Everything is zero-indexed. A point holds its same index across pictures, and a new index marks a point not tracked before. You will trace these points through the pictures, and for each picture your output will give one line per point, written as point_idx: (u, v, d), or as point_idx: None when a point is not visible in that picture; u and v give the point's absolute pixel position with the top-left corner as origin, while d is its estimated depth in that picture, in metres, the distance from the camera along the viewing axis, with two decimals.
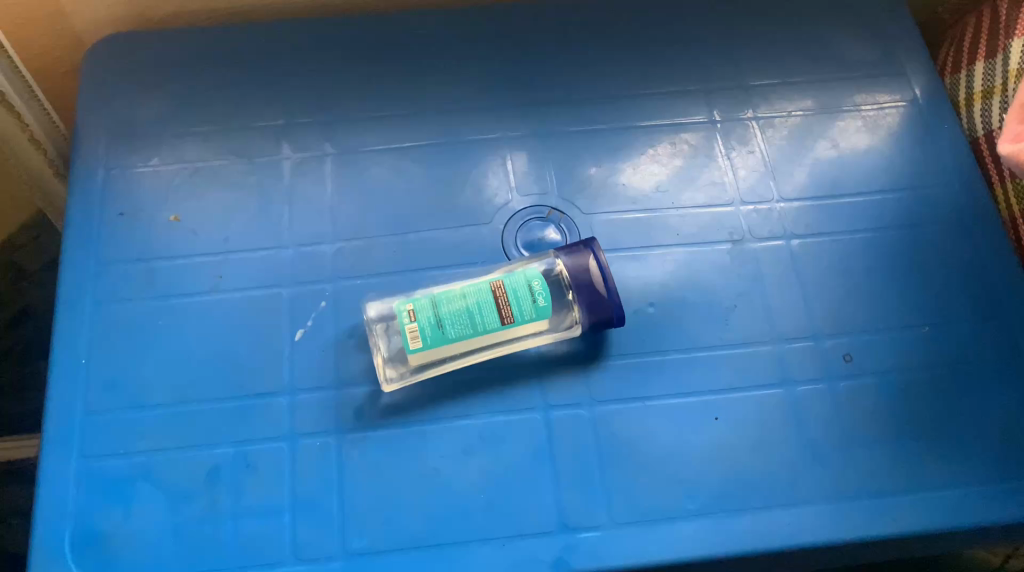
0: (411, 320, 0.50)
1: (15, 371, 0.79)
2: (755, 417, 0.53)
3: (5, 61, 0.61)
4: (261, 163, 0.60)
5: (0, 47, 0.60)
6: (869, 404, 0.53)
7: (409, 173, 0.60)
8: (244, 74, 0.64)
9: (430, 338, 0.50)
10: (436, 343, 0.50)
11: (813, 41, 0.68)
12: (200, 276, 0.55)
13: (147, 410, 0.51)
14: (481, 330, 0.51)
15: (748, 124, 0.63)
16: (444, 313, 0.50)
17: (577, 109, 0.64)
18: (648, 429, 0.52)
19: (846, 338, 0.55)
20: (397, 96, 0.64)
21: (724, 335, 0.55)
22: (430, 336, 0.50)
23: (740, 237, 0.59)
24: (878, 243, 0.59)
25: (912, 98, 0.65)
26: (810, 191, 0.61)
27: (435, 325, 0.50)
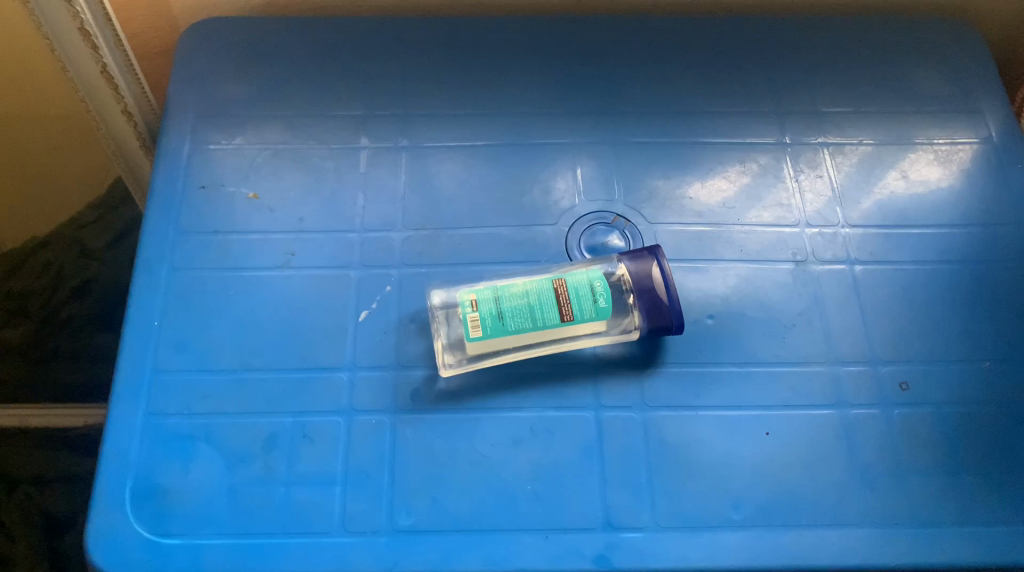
0: (473, 308, 0.52)
1: (86, 336, 0.87)
2: (809, 436, 0.52)
3: (112, 34, 0.65)
4: (338, 150, 0.63)
5: (110, 20, 0.64)
6: (927, 435, 0.52)
7: (478, 170, 0.62)
8: (331, 63, 0.67)
9: (490, 328, 0.51)
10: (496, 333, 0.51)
11: (887, 74, 0.68)
12: (273, 252, 0.58)
13: (212, 373, 0.54)
14: (539, 325, 0.52)
15: (818, 150, 0.64)
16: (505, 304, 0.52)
17: (646, 121, 0.65)
18: (699, 437, 0.52)
19: (905, 366, 0.54)
20: (473, 96, 0.66)
21: (781, 352, 0.55)
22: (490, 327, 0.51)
23: (803, 258, 0.58)
24: (944, 277, 0.58)
25: (986, 134, 0.65)
26: (877, 219, 0.60)
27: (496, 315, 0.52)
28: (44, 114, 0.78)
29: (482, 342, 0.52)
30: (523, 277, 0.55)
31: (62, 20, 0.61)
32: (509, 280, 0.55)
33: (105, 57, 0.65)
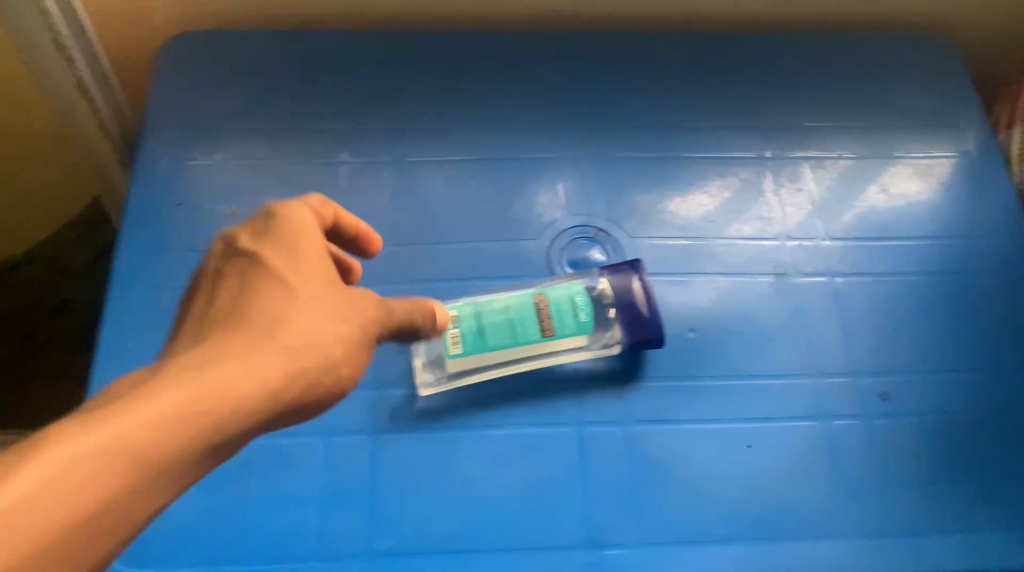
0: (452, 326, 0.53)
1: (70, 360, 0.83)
2: (792, 448, 0.52)
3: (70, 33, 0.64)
4: (318, 165, 0.62)
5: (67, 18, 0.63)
6: (910, 447, 0.52)
7: (460, 185, 0.62)
8: (312, 78, 0.67)
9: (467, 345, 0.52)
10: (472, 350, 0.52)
11: (866, 88, 0.69)
12: None
13: None
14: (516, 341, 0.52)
15: (799, 164, 0.64)
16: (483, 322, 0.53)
17: (627, 135, 0.65)
18: (682, 451, 0.51)
19: (887, 378, 0.54)
20: (454, 112, 0.66)
21: (764, 364, 0.54)
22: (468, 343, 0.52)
23: (784, 271, 0.58)
24: (925, 288, 0.58)
25: (964, 148, 0.66)
26: (857, 232, 0.61)
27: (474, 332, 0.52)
28: None
29: (458, 357, 0.52)
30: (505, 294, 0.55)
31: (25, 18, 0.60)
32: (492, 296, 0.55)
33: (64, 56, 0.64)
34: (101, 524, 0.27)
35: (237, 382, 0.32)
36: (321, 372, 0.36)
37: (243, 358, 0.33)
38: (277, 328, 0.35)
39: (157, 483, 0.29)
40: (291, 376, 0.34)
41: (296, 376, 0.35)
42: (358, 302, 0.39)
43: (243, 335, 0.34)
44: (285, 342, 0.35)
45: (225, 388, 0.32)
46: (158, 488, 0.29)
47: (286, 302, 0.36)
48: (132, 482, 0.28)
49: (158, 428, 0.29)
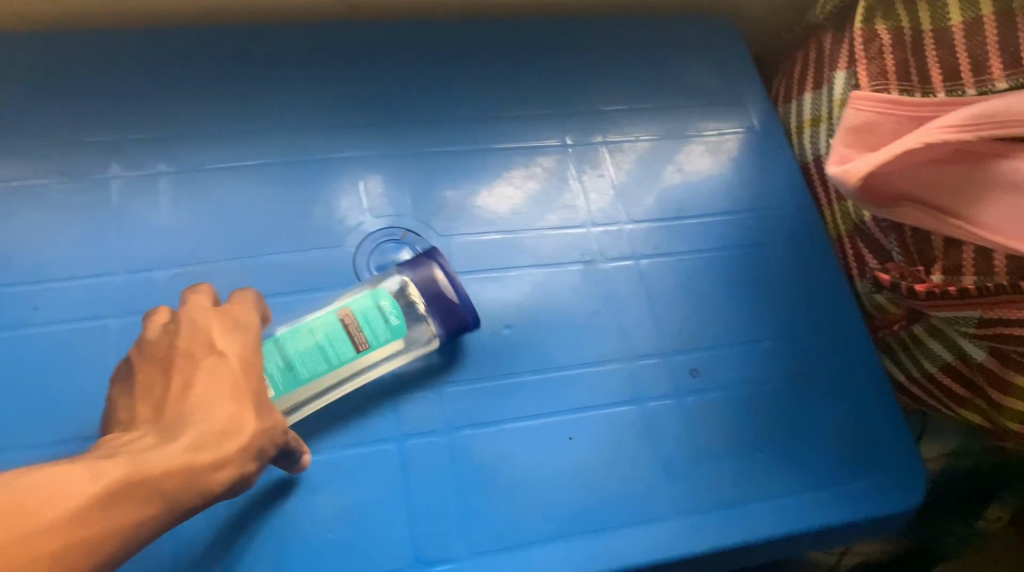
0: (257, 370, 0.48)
1: None
2: (612, 435, 0.52)
3: None
4: (86, 183, 0.56)
5: None
6: (720, 419, 0.54)
7: (252, 193, 0.57)
8: (68, 81, 0.59)
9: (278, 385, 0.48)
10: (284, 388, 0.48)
11: (658, 70, 0.70)
12: (16, 308, 0.51)
13: None
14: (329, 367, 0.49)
15: (599, 149, 0.65)
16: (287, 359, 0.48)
17: (428, 129, 0.63)
18: (505, 452, 0.50)
19: (695, 354, 0.56)
20: (238, 112, 0.61)
21: (579, 353, 0.55)
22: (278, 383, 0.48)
23: (591, 258, 0.59)
24: (723, 263, 0.60)
25: (749, 123, 0.69)
26: (658, 213, 0.62)
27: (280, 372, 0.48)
28: None
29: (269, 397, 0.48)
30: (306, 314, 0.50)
31: None
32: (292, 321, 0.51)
33: None
34: (75, 556, 0.31)
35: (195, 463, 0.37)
36: (244, 470, 0.39)
37: (182, 444, 0.37)
38: (208, 416, 0.39)
39: (109, 538, 0.33)
40: (219, 466, 0.38)
41: (223, 464, 0.38)
42: (270, 406, 0.43)
43: (189, 428, 0.38)
44: (225, 436, 0.39)
45: (164, 467, 0.36)
46: (106, 544, 0.33)
47: (219, 389, 0.41)
48: (112, 521, 0.33)
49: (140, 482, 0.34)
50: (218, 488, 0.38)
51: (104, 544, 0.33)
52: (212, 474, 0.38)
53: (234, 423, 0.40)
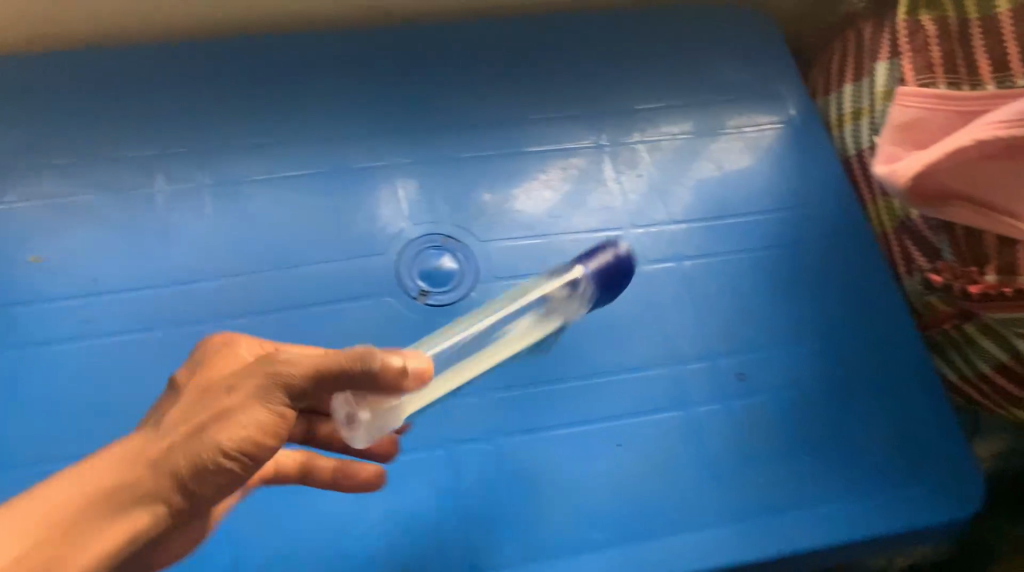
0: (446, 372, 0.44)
1: None
2: (660, 441, 0.52)
3: None
4: (130, 197, 0.57)
5: None
6: (767, 423, 0.53)
7: (292, 203, 0.58)
8: (112, 98, 0.60)
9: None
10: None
11: (694, 65, 0.69)
12: (67, 322, 0.52)
13: (11, 471, 0.48)
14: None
15: (635, 148, 0.64)
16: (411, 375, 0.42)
17: (464, 133, 0.63)
18: (552, 459, 0.51)
19: (739, 357, 0.56)
20: (277, 122, 0.61)
21: (624, 358, 0.54)
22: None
23: (633, 260, 0.58)
24: (765, 263, 0.60)
25: (788, 116, 0.68)
26: (697, 212, 0.61)
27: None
28: None
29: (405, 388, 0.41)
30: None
31: None
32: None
33: None
34: (45, 553, 0.32)
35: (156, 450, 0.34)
36: (216, 457, 0.33)
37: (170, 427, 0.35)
38: (177, 418, 0.36)
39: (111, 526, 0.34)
40: (180, 450, 0.34)
41: (191, 453, 0.34)
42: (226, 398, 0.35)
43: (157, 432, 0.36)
44: (185, 432, 0.34)
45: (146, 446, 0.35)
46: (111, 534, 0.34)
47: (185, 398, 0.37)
48: (99, 521, 0.34)
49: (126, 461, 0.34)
50: (222, 457, 0.34)
51: (110, 547, 0.34)
52: (200, 447, 0.34)
53: (210, 401, 0.35)
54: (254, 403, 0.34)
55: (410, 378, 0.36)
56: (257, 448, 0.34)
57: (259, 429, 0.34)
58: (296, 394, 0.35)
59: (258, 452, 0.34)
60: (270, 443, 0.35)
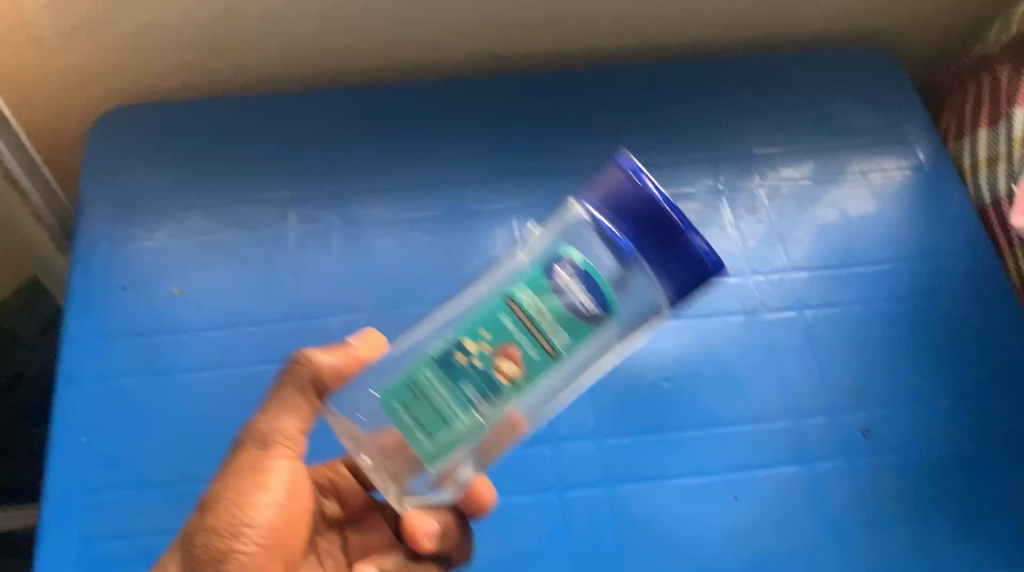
0: (502, 400, 0.36)
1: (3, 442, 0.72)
2: (779, 496, 0.50)
3: None
4: (265, 235, 0.60)
5: None
6: (895, 483, 0.51)
7: (415, 244, 0.60)
8: (251, 142, 0.64)
9: (481, 364, 0.36)
10: (487, 350, 0.36)
11: (817, 109, 0.68)
12: (205, 351, 0.55)
13: (150, 490, 0.51)
14: (517, 362, 0.36)
15: (755, 193, 0.63)
16: (459, 397, 0.36)
17: (582, 177, 0.63)
18: (667, 508, 0.50)
19: (865, 413, 0.54)
20: (403, 167, 0.64)
21: (742, 409, 0.53)
22: (467, 380, 0.36)
23: (752, 308, 0.57)
24: (892, 314, 0.58)
25: (917, 162, 0.65)
26: (819, 259, 0.60)
27: (482, 391, 0.36)
28: None
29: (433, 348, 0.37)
30: (493, 446, 0.39)
31: None
32: (473, 451, 0.38)
33: None
34: None
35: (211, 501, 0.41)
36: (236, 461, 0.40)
37: None
38: None
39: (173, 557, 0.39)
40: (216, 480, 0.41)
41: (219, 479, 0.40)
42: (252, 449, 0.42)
43: None
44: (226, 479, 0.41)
45: None
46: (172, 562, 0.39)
47: None
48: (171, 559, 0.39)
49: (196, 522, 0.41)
50: (216, 522, 0.38)
51: None
52: (192, 527, 0.39)
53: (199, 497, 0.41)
54: (229, 469, 0.40)
55: (354, 347, 0.42)
56: (259, 440, 0.40)
57: (238, 489, 0.39)
58: (264, 438, 0.40)
59: (250, 500, 0.39)
60: (257, 489, 0.39)
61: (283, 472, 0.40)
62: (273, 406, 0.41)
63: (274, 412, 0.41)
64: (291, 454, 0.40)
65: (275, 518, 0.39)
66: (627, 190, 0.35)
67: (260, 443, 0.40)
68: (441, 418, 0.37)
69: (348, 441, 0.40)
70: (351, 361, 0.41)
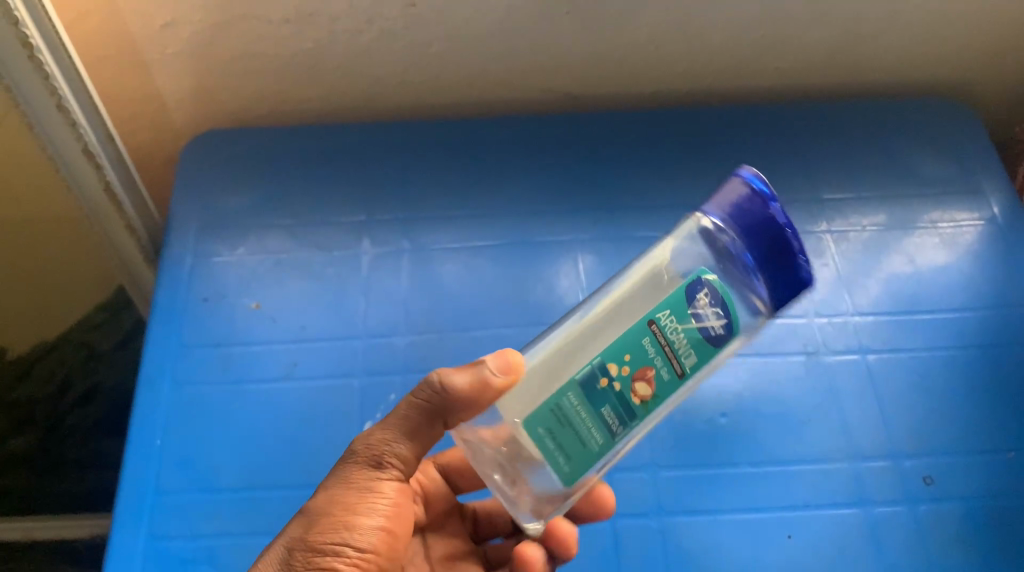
0: (633, 420, 0.37)
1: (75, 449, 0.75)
2: (835, 538, 0.50)
3: (98, 122, 0.63)
4: (340, 256, 0.63)
5: (95, 106, 0.62)
6: (958, 533, 0.50)
7: (481, 272, 0.62)
8: (330, 169, 0.67)
9: (621, 387, 0.37)
10: (626, 373, 0.37)
11: (888, 157, 0.68)
12: (276, 363, 0.58)
13: (215, 492, 0.53)
14: (651, 385, 0.37)
15: (822, 237, 0.63)
16: (599, 418, 0.37)
17: (649, 213, 0.65)
18: (720, 543, 0.50)
19: (928, 460, 0.53)
20: (471, 197, 0.66)
21: (799, 448, 0.53)
22: (607, 405, 0.37)
23: (814, 349, 0.57)
24: (958, 363, 0.57)
25: (990, 214, 0.65)
26: (885, 305, 0.60)
27: (620, 413, 0.37)
28: (29, 237, 0.70)
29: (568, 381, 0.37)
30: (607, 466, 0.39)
31: (60, 129, 0.61)
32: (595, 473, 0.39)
33: (91, 148, 0.63)
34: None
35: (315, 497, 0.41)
36: (351, 474, 0.40)
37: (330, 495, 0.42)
38: None
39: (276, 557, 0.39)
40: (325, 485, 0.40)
41: (331, 485, 0.40)
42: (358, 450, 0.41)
43: None
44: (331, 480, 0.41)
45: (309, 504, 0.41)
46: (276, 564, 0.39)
47: None
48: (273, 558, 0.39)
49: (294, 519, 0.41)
50: (321, 540, 0.38)
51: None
52: (294, 540, 0.38)
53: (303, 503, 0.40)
54: (338, 485, 0.40)
55: (494, 376, 0.38)
56: (381, 459, 0.40)
57: (346, 507, 0.39)
58: (377, 459, 0.40)
59: (360, 521, 0.39)
60: (370, 509, 0.39)
61: (390, 494, 0.40)
62: (394, 424, 0.40)
63: (393, 435, 0.40)
64: (400, 476, 0.40)
65: (380, 539, 0.39)
66: (749, 203, 0.37)
67: (375, 463, 0.40)
68: (580, 442, 0.37)
69: (495, 460, 0.40)
70: (487, 391, 0.38)
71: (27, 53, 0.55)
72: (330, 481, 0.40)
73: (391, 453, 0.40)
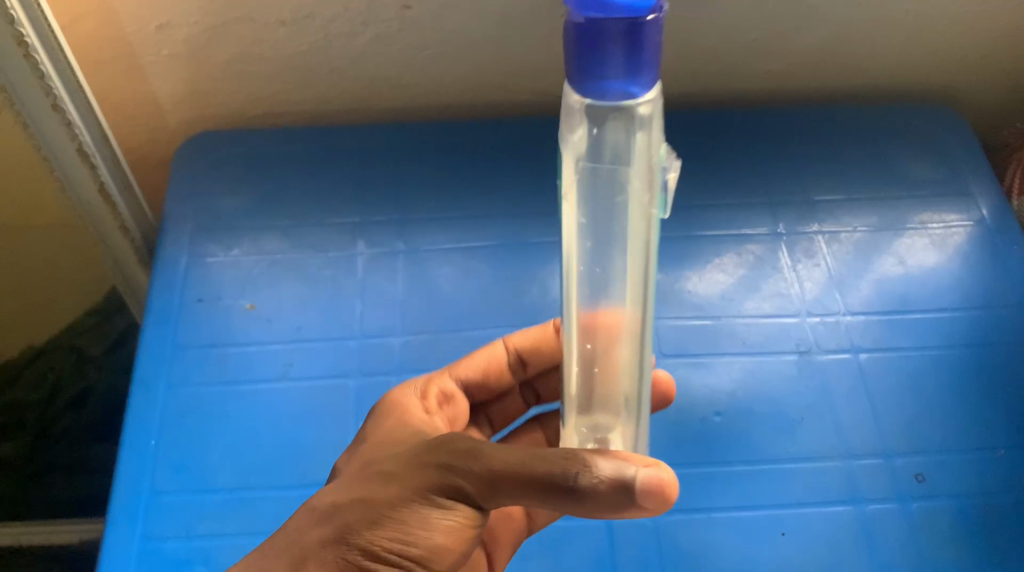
0: None
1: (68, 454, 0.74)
2: (828, 536, 0.50)
3: (93, 122, 0.63)
4: (335, 257, 0.63)
5: (90, 106, 0.62)
6: (950, 530, 0.50)
7: (475, 273, 0.62)
8: (324, 172, 0.68)
9: None
10: None
11: (879, 161, 0.69)
12: (272, 363, 0.58)
13: (210, 494, 0.53)
14: None
15: (814, 238, 0.64)
16: None
17: None
18: (715, 540, 0.50)
19: (919, 458, 0.53)
20: (465, 200, 0.66)
21: (792, 447, 0.54)
22: None
23: (807, 349, 0.58)
24: (948, 363, 0.57)
25: (979, 216, 0.65)
26: (876, 305, 0.60)
27: None
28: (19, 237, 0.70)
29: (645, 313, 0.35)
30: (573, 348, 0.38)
31: (54, 128, 0.60)
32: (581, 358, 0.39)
33: (86, 149, 0.63)
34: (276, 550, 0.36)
35: (384, 473, 0.36)
36: (432, 485, 0.35)
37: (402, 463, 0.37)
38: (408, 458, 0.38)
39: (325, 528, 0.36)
40: (401, 476, 0.36)
41: (406, 481, 0.35)
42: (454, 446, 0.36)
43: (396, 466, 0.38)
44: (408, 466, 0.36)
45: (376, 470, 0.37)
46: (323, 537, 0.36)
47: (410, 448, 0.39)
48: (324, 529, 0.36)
49: (358, 484, 0.37)
50: (374, 542, 0.34)
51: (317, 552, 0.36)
52: (352, 529, 0.35)
53: (372, 478, 0.36)
54: (413, 490, 0.35)
55: (637, 494, 0.33)
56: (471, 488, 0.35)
57: (414, 520, 0.35)
58: (471, 490, 0.35)
59: (417, 538, 0.35)
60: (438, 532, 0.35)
61: (464, 521, 0.35)
62: (509, 468, 0.34)
63: (498, 474, 0.34)
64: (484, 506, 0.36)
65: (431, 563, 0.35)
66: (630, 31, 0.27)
67: (459, 490, 0.35)
68: None
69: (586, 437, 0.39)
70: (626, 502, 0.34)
71: (23, 52, 0.55)
72: (405, 474, 0.36)
73: (476, 483, 0.34)
